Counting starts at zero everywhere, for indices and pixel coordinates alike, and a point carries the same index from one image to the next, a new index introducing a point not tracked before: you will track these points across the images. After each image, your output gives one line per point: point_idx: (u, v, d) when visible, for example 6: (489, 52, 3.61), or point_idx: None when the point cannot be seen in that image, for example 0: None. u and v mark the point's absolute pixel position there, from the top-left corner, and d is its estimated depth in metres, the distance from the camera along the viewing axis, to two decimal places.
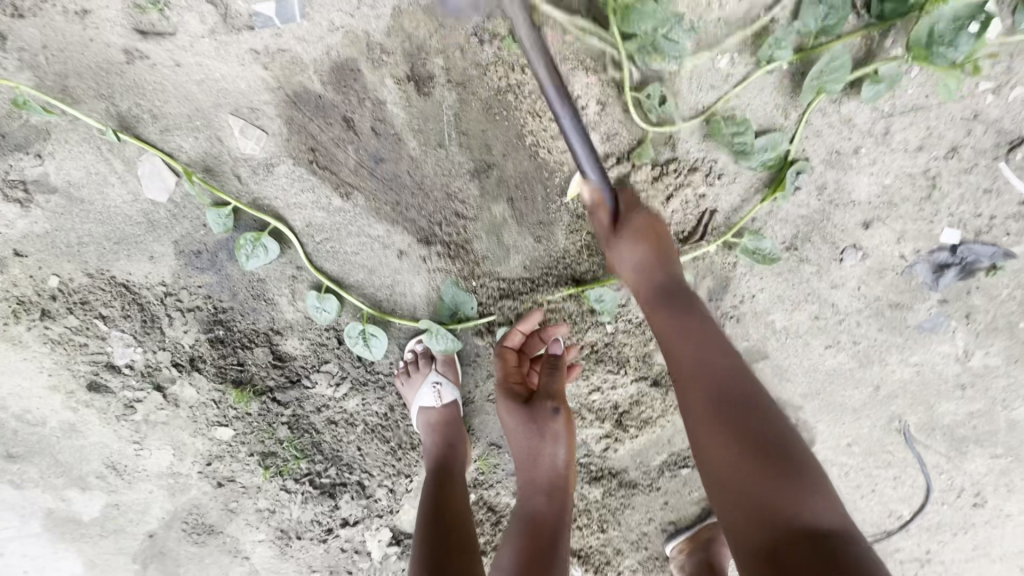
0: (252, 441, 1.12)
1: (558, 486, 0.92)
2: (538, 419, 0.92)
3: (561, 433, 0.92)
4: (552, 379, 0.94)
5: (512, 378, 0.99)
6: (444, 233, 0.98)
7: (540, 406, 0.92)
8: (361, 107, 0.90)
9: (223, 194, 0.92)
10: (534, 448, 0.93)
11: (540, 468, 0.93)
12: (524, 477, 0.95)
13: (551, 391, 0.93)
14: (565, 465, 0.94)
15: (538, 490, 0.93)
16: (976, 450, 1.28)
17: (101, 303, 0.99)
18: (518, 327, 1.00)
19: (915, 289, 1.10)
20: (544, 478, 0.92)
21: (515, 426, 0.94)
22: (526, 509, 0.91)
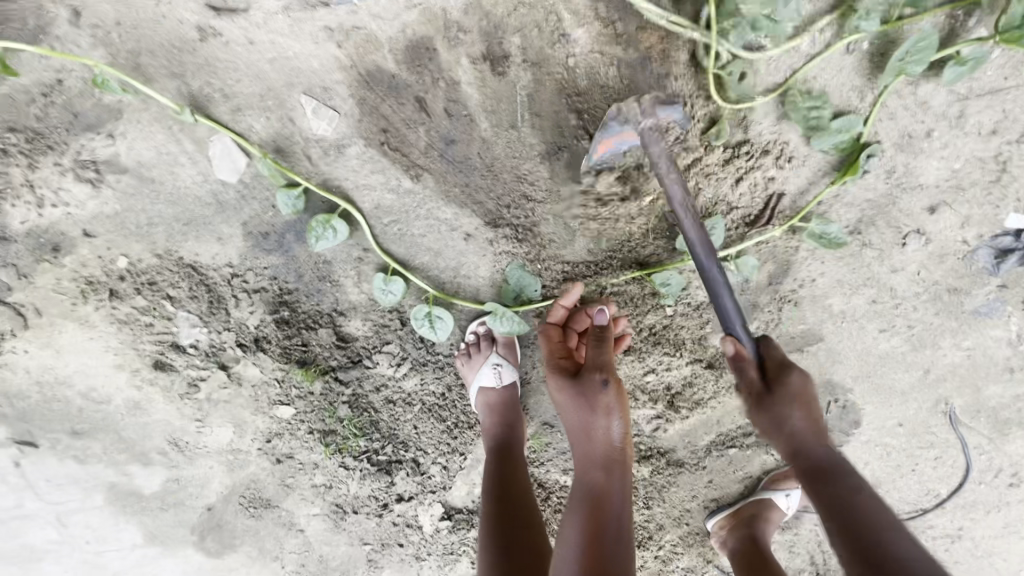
0: (312, 419, 1.14)
1: (615, 459, 0.89)
2: (587, 392, 0.90)
3: (613, 404, 0.89)
4: (598, 352, 0.92)
5: (559, 355, 0.98)
6: (512, 216, 0.98)
7: (588, 379, 0.90)
8: (435, 87, 0.88)
9: (296, 175, 0.91)
10: (586, 422, 0.91)
11: (594, 442, 0.90)
12: (579, 452, 0.92)
13: (598, 362, 0.91)
14: (620, 437, 0.90)
15: (595, 464, 0.89)
16: (1017, 432, 1.30)
17: (168, 284, 0.99)
18: (562, 302, 1.00)
19: (974, 274, 1.10)
20: (599, 452, 0.89)
21: (566, 401, 0.93)
22: (583, 484, 0.89)
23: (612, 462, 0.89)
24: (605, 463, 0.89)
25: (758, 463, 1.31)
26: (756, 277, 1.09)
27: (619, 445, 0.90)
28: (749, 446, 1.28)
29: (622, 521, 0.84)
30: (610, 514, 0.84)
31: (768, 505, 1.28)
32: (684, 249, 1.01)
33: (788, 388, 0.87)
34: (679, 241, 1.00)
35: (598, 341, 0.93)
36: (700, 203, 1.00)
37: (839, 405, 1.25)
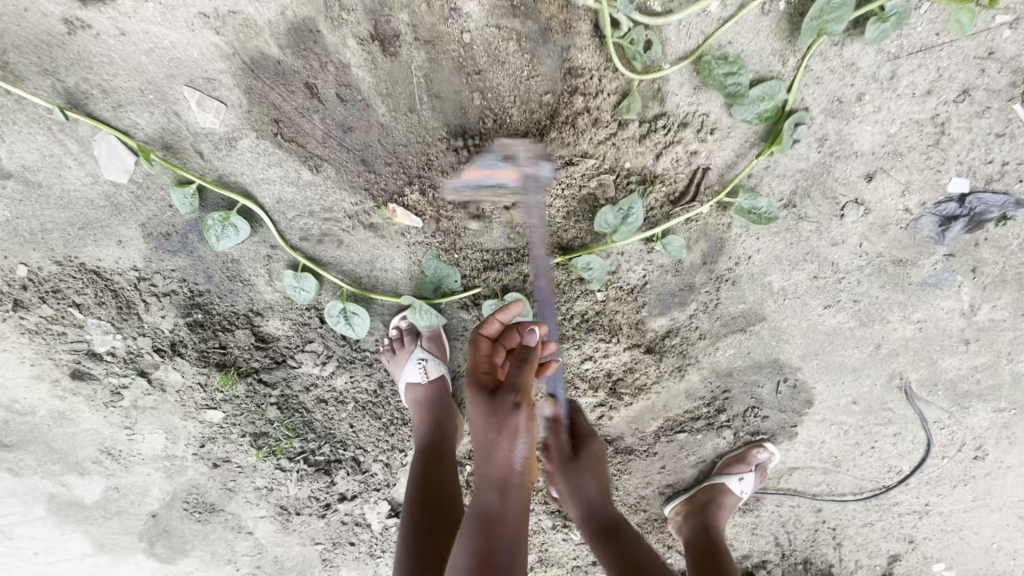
0: (243, 422, 1.11)
1: (515, 485, 0.81)
2: (497, 413, 0.78)
3: (523, 431, 0.78)
4: (518, 372, 0.81)
5: (479, 366, 0.86)
6: (423, 204, 0.93)
7: (500, 400, 0.78)
8: (324, 72, 0.84)
9: (188, 173, 0.88)
10: (490, 445, 0.80)
11: (497, 465, 0.81)
12: (480, 472, 0.83)
13: (516, 383, 0.80)
14: (526, 462, 0.81)
15: (493, 487, 0.81)
16: (978, 404, 1.26)
17: (73, 291, 0.97)
18: (500, 315, 0.89)
19: (919, 243, 1.05)
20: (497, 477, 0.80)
21: (475, 420, 0.82)
22: (479, 508, 0.80)
23: (511, 487, 0.80)
24: (504, 487, 0.81)
25: (711, 447, 1.28)
26: (690, 256, 1.05)
27: (523, 470, 0.81)
28: (699, 430, 1.25)
29: (513, 555, 0.76)
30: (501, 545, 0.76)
31: (719, 490, 1.24)
32: (605, 231, 0.96)
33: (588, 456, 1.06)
34: (597, 222, 0.96)
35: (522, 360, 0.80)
36: (621, 181, 0.95)
37: (790, 385, 1.21)
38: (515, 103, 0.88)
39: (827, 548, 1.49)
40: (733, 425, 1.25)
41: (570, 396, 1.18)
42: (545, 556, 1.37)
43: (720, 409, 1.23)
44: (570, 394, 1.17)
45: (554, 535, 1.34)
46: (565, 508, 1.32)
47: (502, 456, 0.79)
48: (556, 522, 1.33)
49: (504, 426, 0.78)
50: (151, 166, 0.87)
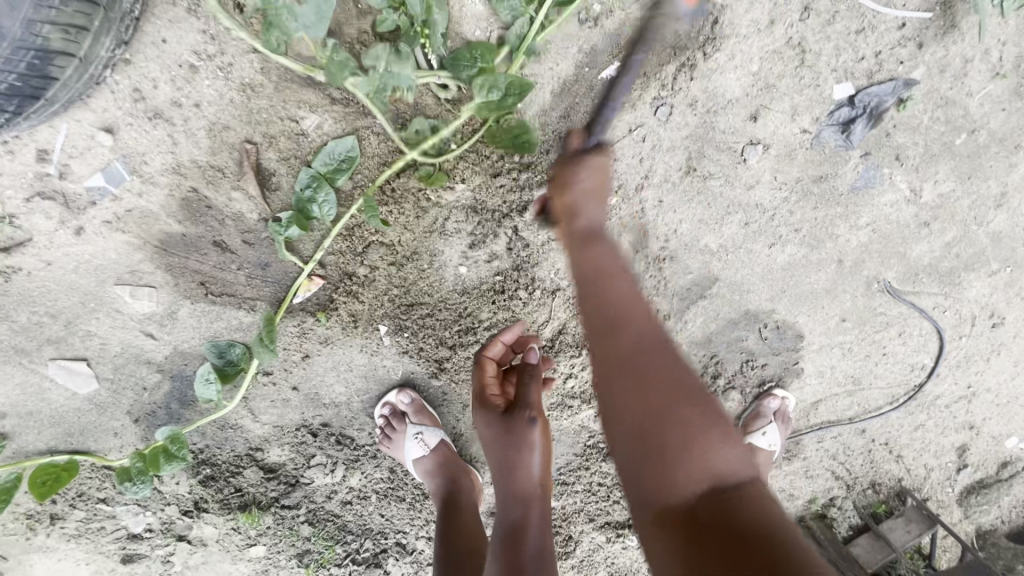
0: (285, 547, 1.17)
1: (536, 498, 0.89)
2: (513, 430, 0.89)
3: (538, 443, 0.89)
4: (528, 390, 0.92)
5: (489, 392, 0.97)
6: (355, 302, 0.99)
7: (515, 417, 0.90)
8: (225, 227, 0.92)
9: (129, 404, 1.00)
10: (511, 460, 0.89)
11: (516, 476, 0.89)
12: (501, 488, 0.91)
13: (527, 400, 0.91)
14: (542, 475, 0.90)
15: (516, 499, 0.89)
16: (970, 276, 1.23)
17: (95, 488, 1.06)
18: (501, 337, 1.01)
19: (831, 156, 1.05)
20: (522, 489, 0.89)
21: (499, 436, 0.91)
22: (505, 522, 0.87)
23: (533, 500, 0.89)
24: (526, 501, 0.88)
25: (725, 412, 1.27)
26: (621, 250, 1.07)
27: (541, 482, 0.90)
28: None
29: (541, 559, 0.82)
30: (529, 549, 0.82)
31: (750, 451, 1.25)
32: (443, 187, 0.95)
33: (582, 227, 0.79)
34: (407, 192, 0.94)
35: (524, 376, 0.94)
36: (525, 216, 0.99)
37: (775, 329, 1.20)
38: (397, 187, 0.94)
39: (889, 465, 1.44)
40: (736, 384, 1.25)
41: (569, 415, 1.20)
42: (615, 569, 1.37)
43: (715, 374, 1.22)
44: (569, 414, 1.19)
45: (614, 547, 1.35)
46: (614, 519, 1.32)
47: (522, 466, 0.89)
48: (610, 535, 1.33)
49: (523, 439, 0.88)
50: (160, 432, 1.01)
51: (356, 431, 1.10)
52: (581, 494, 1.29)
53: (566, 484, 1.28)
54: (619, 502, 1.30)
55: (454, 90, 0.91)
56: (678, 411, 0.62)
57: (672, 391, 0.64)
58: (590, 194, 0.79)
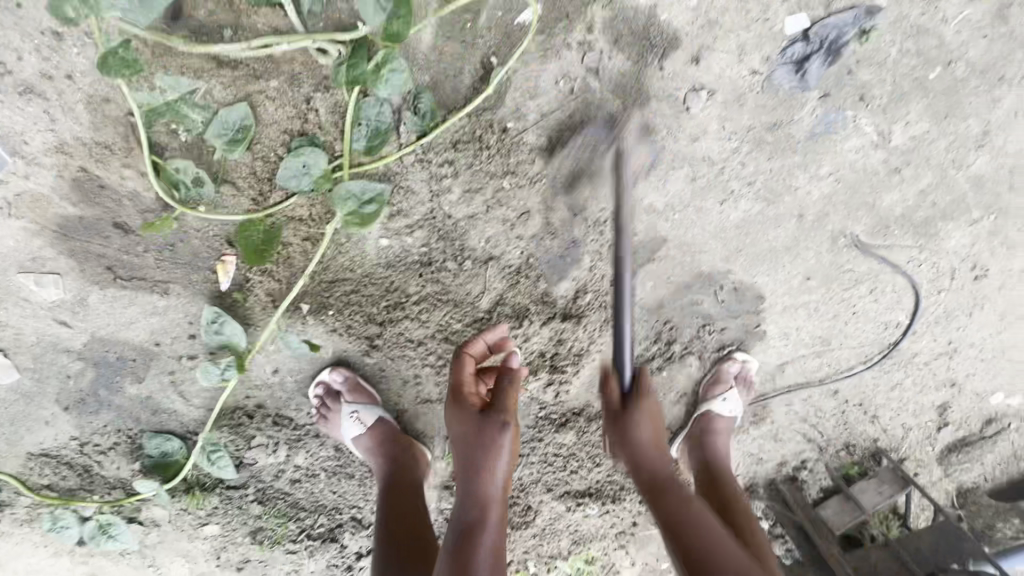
0: (238, 525, 1.18)
1: (495, 503, 0.86)
2: (484, 431, 0.87)
3: (508, 447, 0.87)
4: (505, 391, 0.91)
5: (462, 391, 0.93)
6: (272, 281, 0.94)
7: (490, 420, 0.88)
8: (123, 207, 0.86)
9: (57, 392, 0.99)
10: (478, 461, 0.87)
11: (479, 479, 0.86)
12: (460, 489, 0.88)
13: (504, 403, 0.89)
14: (505, 482, 0.88)
15: (475, 503, 0.85)
16: (948, 226, 1.13)
17: (38, 475, 1.05)
18: (483, 337, 0.98)
19: (784, 100, 0.95)
20: (483, 492, 0.86)
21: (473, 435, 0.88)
22: (458, 523, 0.84)
23: (490, 505, 0.85)
24: (483, 505, 0.85)
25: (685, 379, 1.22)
26: (557, 214, 0.99)
27: (502, 488, 0.87)
28: (662, 368, 1.19)
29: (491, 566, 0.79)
30: (480, 555, 0.79)
31: (710, 415, 1.20)
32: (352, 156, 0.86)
33: (637, 412, 0.91)
34: (306, 160, 0.84)
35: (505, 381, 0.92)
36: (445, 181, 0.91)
37: (732, 291, 1.13)
38: (317, 170, 0.85)
39: (864, 425, 1.39)
40: (694, 350, 1.19)
41: None
42: (578, 536, 1.37)
43: (671, 341, 1.16)
44: None
45: (575, 515, 1.34)
46: (573, 488, 1.30)
47: (486, 469, 0.86)
48: (569, 504, 1.31)
49: (495, 442, 0.86)
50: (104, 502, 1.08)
51: (293, 412, 1.08)
52: (537, 465, 1.26)
53: (522, 455, 1.25)
54: (577, 472, 1.28)
55: (335, 54, 0.81)
56: (694, 528, 0.82)
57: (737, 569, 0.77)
58: (647, 438, 0.90)
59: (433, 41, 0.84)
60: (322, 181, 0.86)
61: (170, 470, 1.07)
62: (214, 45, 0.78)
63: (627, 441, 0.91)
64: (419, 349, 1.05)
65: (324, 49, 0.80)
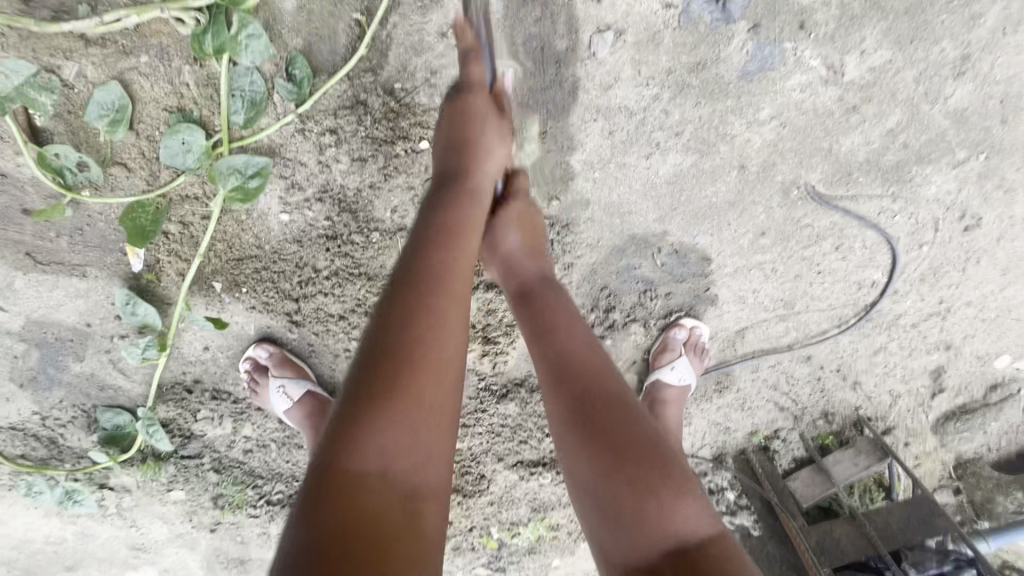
0: (201, 492, 1.24)
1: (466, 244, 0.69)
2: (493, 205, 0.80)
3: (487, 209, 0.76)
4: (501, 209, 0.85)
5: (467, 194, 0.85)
6: (181, 261, 0.94)
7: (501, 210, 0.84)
8: (27, 193, 0.88)
9: (10, 370, 1.05)
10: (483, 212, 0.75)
11: (463, 225, 0.71)
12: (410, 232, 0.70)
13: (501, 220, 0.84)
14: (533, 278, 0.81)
15: (440, 239, 0.68)
16: (926, 170, 0.99)
17: (11, 446, 1.14)
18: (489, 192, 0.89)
19: (705, 36, 0.85)
20: (468, 250, 0.69)
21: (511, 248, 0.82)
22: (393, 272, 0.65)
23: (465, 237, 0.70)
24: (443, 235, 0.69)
25: (632, 347, 1.16)
26: None
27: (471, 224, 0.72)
28: (605, 336, 1.13)
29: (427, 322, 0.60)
30: (425, 302, 0.61)
31: (661, 385, 1.13)
32: (233, 131, 0.84)
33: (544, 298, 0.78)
34: (184, 136, 0.83)
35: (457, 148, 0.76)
36: (337, 150, 0.87)
37: (672, 254, 1.04)
38: (197, 147, 0.84)
39: (844, 393, 1.28)
40: (638, 316, 1.12)
41: None
42: (538, 504, 1.37)
43: (610, 308, 1.10)
44: None
45: (532, 485, 1.32)
46: (526, 457, 1.29)
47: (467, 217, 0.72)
48: (523, 473, 1.30)
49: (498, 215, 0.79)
50: (72, 470, 1.16)
51: (231, 385, 1.11)
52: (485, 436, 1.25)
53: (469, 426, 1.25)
54: (527, 442, 1.27)
55: (193, 22, 0.77)
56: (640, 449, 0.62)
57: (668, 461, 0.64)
58: (515, 247, 0.82)
59: (298, 0, 0.80)
60: (207, 157, 0.85)
61: (126, 440, 1.14)
62: (67, 23, 0.76)
63: (496, 254, 0.83)
64: (342, 324, 1.03)
65: (179, 15, 0.76)
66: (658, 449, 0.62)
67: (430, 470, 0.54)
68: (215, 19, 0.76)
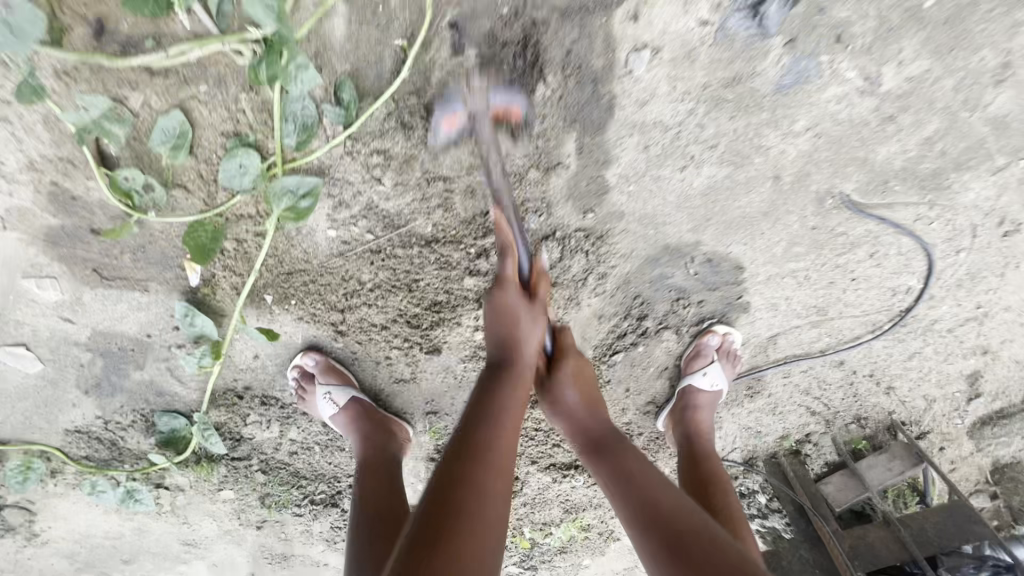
0: (249, 491, 1.30)
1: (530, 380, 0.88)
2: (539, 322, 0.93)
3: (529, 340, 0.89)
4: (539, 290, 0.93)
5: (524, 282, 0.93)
6: (235, 276, 1.00)
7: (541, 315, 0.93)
8: (95, 215, 0.94)
9: (76, 378, 1.12)
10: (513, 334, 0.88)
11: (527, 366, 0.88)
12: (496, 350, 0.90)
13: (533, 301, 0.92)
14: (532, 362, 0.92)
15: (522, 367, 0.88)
16: (964, 178, 0.99)
17: (75, 449, 1.21)
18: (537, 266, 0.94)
19: (741, 52, 0.86)
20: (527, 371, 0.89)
21: (521, 320, 0.88)
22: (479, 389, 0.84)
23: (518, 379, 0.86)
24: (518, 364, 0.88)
25: (663, 354, 1.18)
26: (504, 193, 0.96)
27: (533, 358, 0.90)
28: (637, 344, 1.15)
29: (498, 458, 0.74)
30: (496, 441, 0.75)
31: (692, 391, 1.16)
32: (285, 154, 0.89)
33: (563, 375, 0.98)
34: (241, 159, 0.88)
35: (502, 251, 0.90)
36: (382, 169, 0.91)
37: (705, 263, 1.06)
38: (253, 170, 0.89)
39: (877, 397, 1.28)
40: (670, 324, 1.14)
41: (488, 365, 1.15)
42: (570, 505, 1.40)
43: (643, 316, 1.12)
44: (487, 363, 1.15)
45: (564, 486, 1.36)
46: (558, 459, 1.32)
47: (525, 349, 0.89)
48: (556, 475, 1.34)
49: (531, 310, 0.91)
50: (132, 471, 1.23)
51: (278, 392, 1.17)
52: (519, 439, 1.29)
53: None
54: (560, 446, 1.30)
55: (250, 53, 0.82)
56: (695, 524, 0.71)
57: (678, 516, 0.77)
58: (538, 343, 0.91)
59: (346, 30, 0.83)
60: (262, 179, 0.90)
61: (181, 443, 1.20)
62: (136, 59, 0.81)
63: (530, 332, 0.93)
64: (385, 333, 1.09)
65: (237, 47, 0.81)
66: (698, 518, 0.72)
67: (492, 506, 0.67)
68: (270, 50, 0.80)
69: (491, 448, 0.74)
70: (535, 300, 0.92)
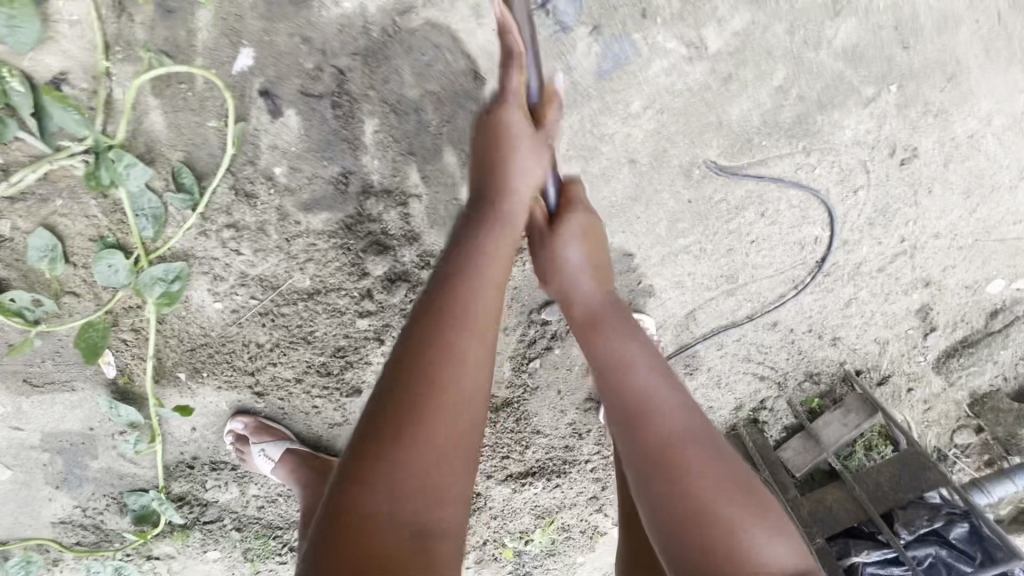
0: (230, 549, 1.35)
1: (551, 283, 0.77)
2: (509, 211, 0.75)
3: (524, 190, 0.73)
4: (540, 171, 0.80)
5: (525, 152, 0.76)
6: (146, 361, 1.05)
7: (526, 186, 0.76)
8: (8, 331, 1.02)
9: (46, 475, 1.21)
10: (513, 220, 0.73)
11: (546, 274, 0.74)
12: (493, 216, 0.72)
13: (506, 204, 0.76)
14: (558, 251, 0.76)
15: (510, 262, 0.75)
16: (833, 117, 0.94)
17: (65, 537, 1.30)
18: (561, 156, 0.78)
19: (549, 51, 0.85)
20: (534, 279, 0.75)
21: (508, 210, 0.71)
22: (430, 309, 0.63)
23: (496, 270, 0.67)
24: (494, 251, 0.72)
25: None
26: (367, 234, 0.97)
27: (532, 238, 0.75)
28: None
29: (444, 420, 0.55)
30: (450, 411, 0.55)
31: None
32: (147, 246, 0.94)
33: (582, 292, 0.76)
34: (109, 259, 0.93)
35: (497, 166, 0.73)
36: (241, 238, 0.95)
37: None
38: (123, 268, 0.93)
39: (826, 350, 1.20)
40: None
41: None
42: (541, 511, 1.40)
43: None
44: None
45: (528, 494, 1.36)
46: (514, 469, 1.33)
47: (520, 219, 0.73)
48: (515, 485, 1.35)
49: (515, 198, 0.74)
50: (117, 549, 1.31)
51: (225, 456, 1.23)
52: None
53: None
54: (510, 455, 1.31)
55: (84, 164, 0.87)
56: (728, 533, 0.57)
57: (720, 493, 0.59)
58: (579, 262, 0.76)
59: (166, 121, 0.87)
60: (133, 273, 0.94)
61: (153, 517, 1.28)
62: None
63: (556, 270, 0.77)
64: (300, 386, 1.12)
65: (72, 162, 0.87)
66: (736, 513, 0.58)
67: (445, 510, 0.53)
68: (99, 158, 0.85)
69: (456, 416, 0.56)
70: (541, 132, 0.74)
